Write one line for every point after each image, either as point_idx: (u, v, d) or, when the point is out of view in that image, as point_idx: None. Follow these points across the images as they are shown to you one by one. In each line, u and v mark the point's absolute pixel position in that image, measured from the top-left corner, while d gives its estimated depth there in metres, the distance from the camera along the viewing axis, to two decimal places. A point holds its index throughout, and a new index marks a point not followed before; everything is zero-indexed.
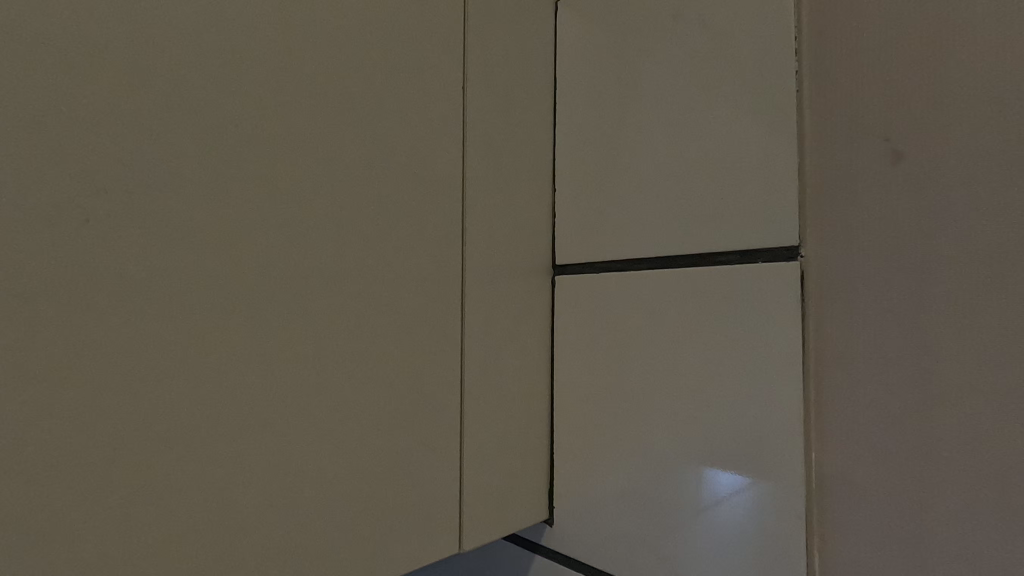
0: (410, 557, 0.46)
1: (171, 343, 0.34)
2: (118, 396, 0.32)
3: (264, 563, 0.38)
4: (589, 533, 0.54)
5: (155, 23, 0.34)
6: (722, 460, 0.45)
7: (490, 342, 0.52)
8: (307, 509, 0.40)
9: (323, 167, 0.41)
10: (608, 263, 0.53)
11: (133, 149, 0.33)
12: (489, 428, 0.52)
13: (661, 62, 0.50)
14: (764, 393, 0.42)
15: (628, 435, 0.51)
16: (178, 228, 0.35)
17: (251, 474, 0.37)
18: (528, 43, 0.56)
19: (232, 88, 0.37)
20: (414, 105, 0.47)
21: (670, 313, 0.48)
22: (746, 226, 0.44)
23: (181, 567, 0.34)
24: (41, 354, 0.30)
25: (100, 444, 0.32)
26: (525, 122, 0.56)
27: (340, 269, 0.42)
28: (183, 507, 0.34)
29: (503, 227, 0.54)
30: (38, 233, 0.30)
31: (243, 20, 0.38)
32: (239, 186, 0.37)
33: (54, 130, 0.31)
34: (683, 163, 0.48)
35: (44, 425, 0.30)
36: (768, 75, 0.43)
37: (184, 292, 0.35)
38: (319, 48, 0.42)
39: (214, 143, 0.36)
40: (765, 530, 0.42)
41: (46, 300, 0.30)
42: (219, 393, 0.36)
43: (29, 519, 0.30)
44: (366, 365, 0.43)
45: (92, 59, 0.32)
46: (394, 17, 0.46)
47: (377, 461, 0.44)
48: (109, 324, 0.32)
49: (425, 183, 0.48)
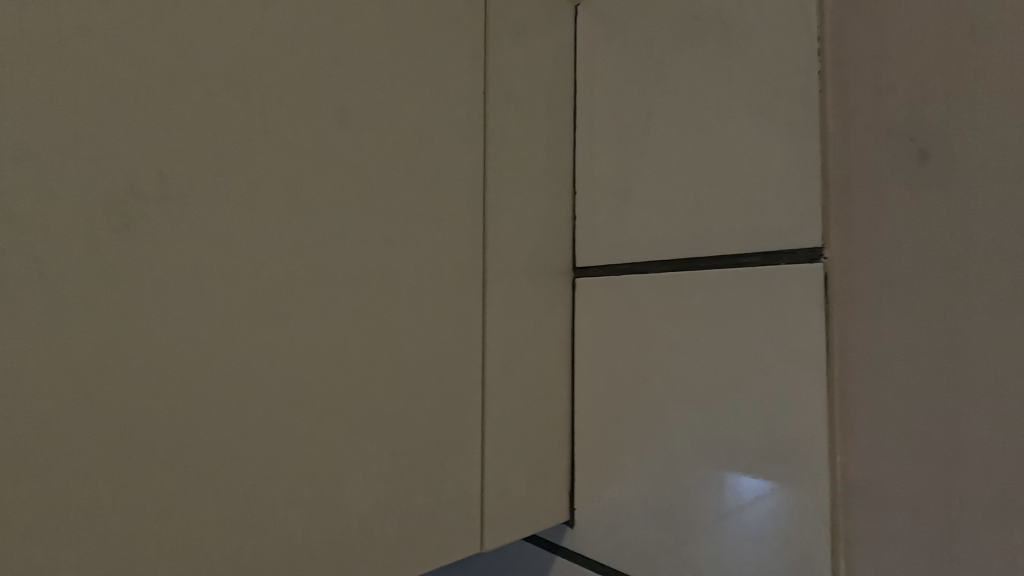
0: (432, 555, 0.47)
1: (203, 343, 0.36)
2: (154, 395, 0.34)
3: (291, 555, 0.39)
4: (610, 535, 0.54)
5: (189, 40, 0.36)
6: (745, 465, 0.44)
7: (510, 343, 0.53)
8: (332, 505, 0.41)
9: (346, 173, 0.43)
10: (629, 265, 0.53)
11: (169, 159, 0.35)
12: (509, 429, 0.52)
13: (681, 64, 0.50)
14: (787, 397, 0.42)
15: (649, 437, 0.51)
16: (210, 235, 0.36)
17: (278, 469, 0.39)
18: (547, 47, 0.57)
19: (259, 99, 0.39)
20: (434, 111, 0.48)
21: (691, 315, 0.48)
22: (768, 227, 0.44)
23: (214, 557, 0.36)
24: (86, 353, 0.32)
25: (138, 439, 0.34)
26: (546, 126, 0.56)
27: (363, 273, 0.43)
28: (213, 503, 0.36)
29: (524, 230, 0.54)
30: (83, 239, 0.32)
31: (271, 36, 0.39)
32: (266, 194, 0.39)
33: (99, 142, 0.33)
34: (703, 164, 0.48)
35: (88, 420, 0.32)
36: (790, 75, 0.43)
37: (214, 294, 0.36)
38: (343, 59, 0.43)
39: (243, 151, 0.38)
40: (789, 537, 0.41)
41: (90, 302, 0.32)
42: (247, 391, 0.38)
43: (74, 507, 0.32)
44: (389, 365, 0.45)
45: (131, 75, 0.34)
46: (416, 25, 0.47)
47: (399, 460, 0.45)
48: (144, 326, 0.34)
49: (446, 188, 0.48)
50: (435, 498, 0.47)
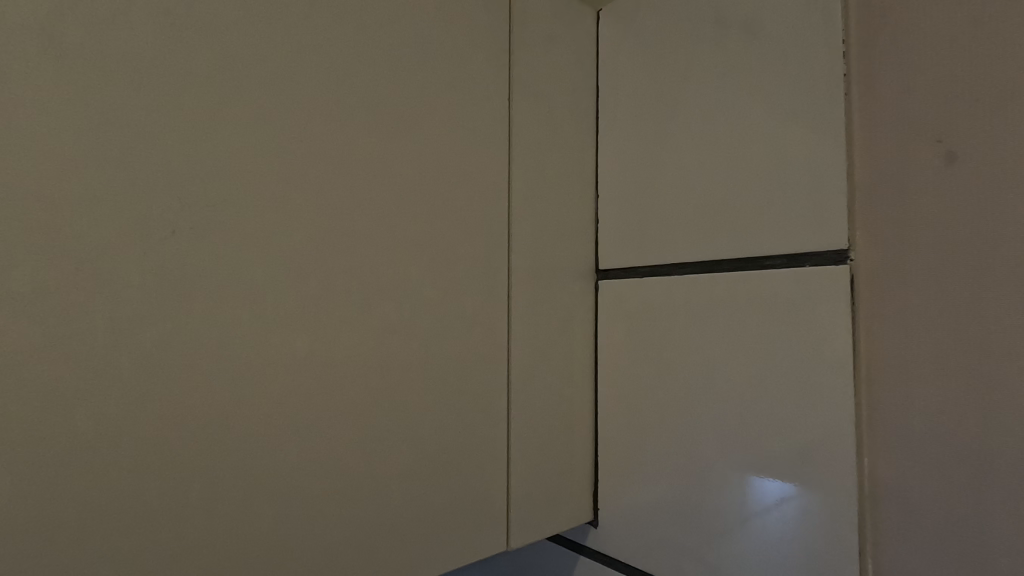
0: (459, 553, 0.48)
1: (244, 344, 0.37)
2: (197, 394, 0.35)
3: (325, 550, 0.41)
4: (633, 536, 0.54)
5: (230, 52, 0.37)
6: (769, 468, 0.44)
7: (535, 344, 0.53)
8: (364, 502, 0.42)
9: (378, 179, 0.44)
10: (653, 268, 0.54)
11: (211, 166, 0.36)
12: (534, 429, 0.53)
13: (705, 68, 0.50)
14: (814, 400, 0.42)
15: (673, 438, 0.51)
16: (249, 239, 0.38)
17: (313, 467, 0.40)
18: (570, 52, 0.57)
19: (296, 108, 0.40)
20: (461, 117, 0.49)
21: (715, 317, 0.48)
22: (794, 229, 0.44)
23: (253, 552, 0.37)
24: (135, 355, 0.33)
25: (183, 438, 0.35)
26: (569, 130, 0.57)
27: (393, 276, 0.44)
28: (252, 501, 0.37)
29: (548, 233, 0.55)
30: (131, 244, 0.33)
31: (307, 47, 0.41)
32: (303, 200, 0.40)
33: (146, 150, 0.34)
34: (727, 167, 0.48)
35: (136, 419, 0.33)
36: (815, 77, 0.43)
37: (254, 297, 0.38)
38: (374, 68, 0.44)
39: (281, 158, 0.39)
40: (814, 540, 0.41)
41: (139, 304, 0.33)
42: (285, 391, 0.39)
43: (122, 504, 0.33)
44: (418, 365, 0.46)
45: (177, 86, 0.35)
46: (444, 33, 0.48)
47: (427, 459, 0.46)
48: (190, 329, 0.35)
49: (472, 192, 0.49)
50: (462, 496, 0.48)
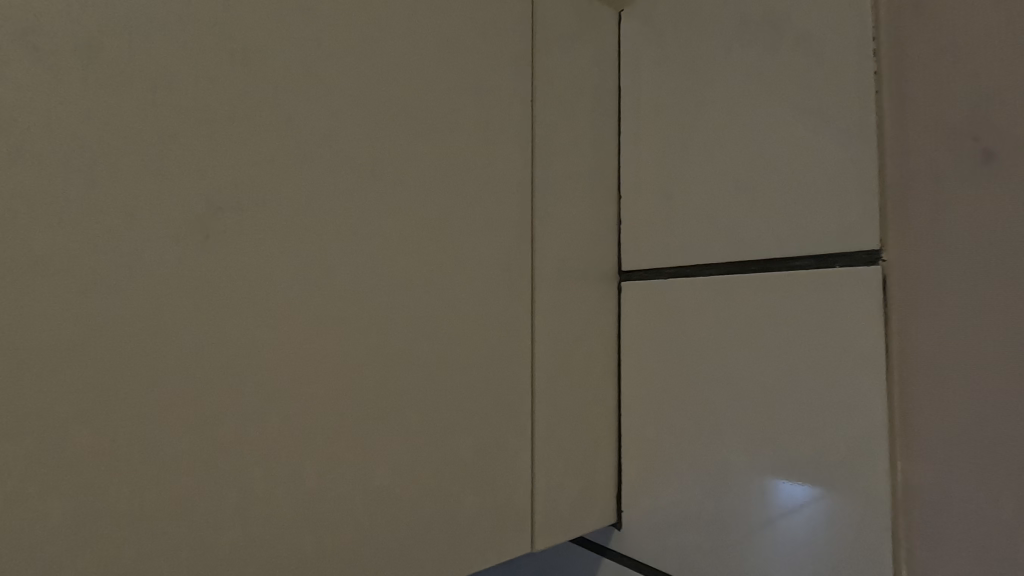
0: (483, 553, 0.48)
1: (274, 346, 0.38)
2: (229, 395, 0.36)
3: (353, 548, 0.41)
4: (656, 538, 0.54)
5: (260, 59, 0.38)
6: (791, 472, 0.44)
7: (558, 345, 0.53)
8: (390, 501, 0.43)
9: (402, 182, 0.44)
10: (677, 269, 0.53)
11: (241, 171, 0.37)
12: (557, 430, 0.53)
13: (729, 68, 0.50)
14: (844, 404, 0.41)
15: (699, 441, 0.51)
16: (278, 243, 0.38)
17: (340, 466, 0.41)
18: (593, 53, 0.57)
19: (323, 114, 0.41)
20: (484, 119, 0.49)
21: (740, 319, 0.48)
22: (823, 229, 0.43)
23: (282, 549, 0.38)
24: (170, 356, 0.34)
25: (215, 437, 0.36)
26: (591, 131, 0.57)
27: (418, 278, 0.45)
28: (282, 499, 0.38)
29: (570, 234, 0.55)
30: (167, 249, 0.34)
31: (333, 53, 0.41)
32: (329, 204, 0.41)
33: (181, 157, 0.35)
34: (752, 167, 0.48)
35: (171, 419, 0.34)
36: (844, 75, 0.42)
37: (283, 300, 0.38)
38: (398, 73, 0.45)
39: (309, 163, 0.40)
40: (837, 544, 0.41)
41: (175, 307, 0.34)
42: (313, 392, 0.40)
43: (158, 502, 0.34)
44: (442, 367, 0.46)
45: (209, 93, 0.36)
46: (467, 36, 0.48)
47: (451, 459, 0.46)
48: (222, 331, 0.36)
49: (495, 194, 0.50)
50: (486, 497, 0.48)
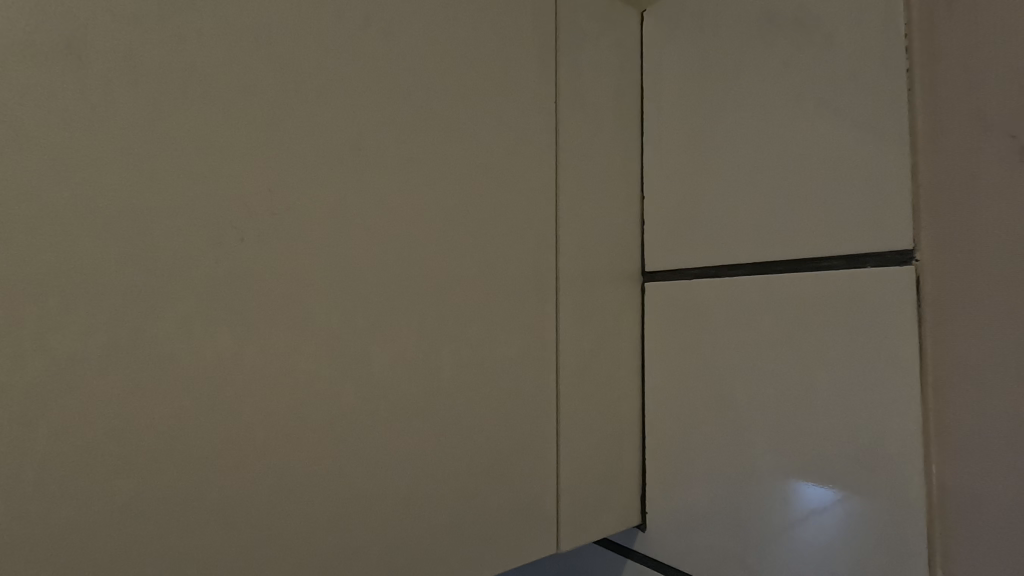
0: (510, 554, 0.48)
1: (307, 347, 0.39)
2: (264, 395, 0.37)
3: (383, 547, 0.42)
4: (682, 540, 0.54)
5: (293, 65, 0.39)
6: (813, 475, 0.44)
7: (582, 345, 0.53)
8: (420, 500, 0.43)
9: (430, 185, 0.45)
10: (702, 270, 0.53)
11: (275, 175, 0.38)
12: (582, 431, 0.53)
13: (755, 67, 0.50)
14: (875, 406, 0.40)
15: (725, 442, 0.50)
16: (311, 246, 0.39)
17: (371, 466, 0.41)
18: (615, 54, 0.57)
19: (354, 117, 0.41)
20: (509, 121, 0.49)
21: (766, 319, 0.48)
22: (853, 229, 0.42)
23: (315, 548, 0.39)
24: (207, 357, 0.35)
25: (251, 435, 0.36)
26: (614, 132, 0.57)
27: (446, 280, 0.45)
28: (316, 498, 0.39)
29: (594, 235, 0.55)
30: (204, 251, 0.35)
31: (362, 57, 0.42)
32: (360, 207, 0.41)
33: (217, 161, 0.36)
34: (779, 166, 0.47)
35: (208, 419, 0.35)
36: (875, 72, 0.42)
37: (316, 302, 0.39)
38: (426, 77, 0.45)
39: (340, 167, 0.41)
40: (859, 547, 0.41)
41: (212, 309, 0.35)
42: (344, 392, 0.40)
43: (195, 501, 0.34)
44: (470, 367, 0.46)
45: (244, 99, 0.37)
46: (492, 39, 0.49)
47: (479, 459, 0.47)
48: (258, 332, 0.37)
49: (520, 195, 0.50)
50: (513, 497, 0.49)
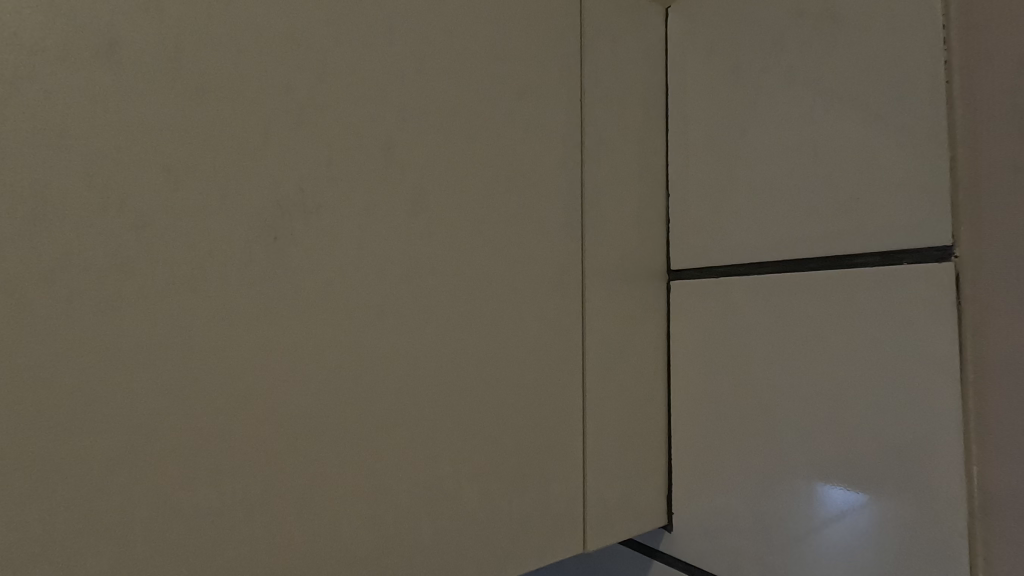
0: (536, 552, 0.48)
1: (337, 345, 0.39)
2: (297, 392, 0.37)
3: (412, 543, 0.42)
4: (709, 542, 0.53)
5: (323, 66, 0.39)
6: (838, 477, 0.44)
7: (608, 344, 0.53)
8: (448, 497, 0.44)
9: (457, 184, 0.45)
10: (730, 267, 0.52)
11: (307, 175, 0.38)
12: (608, 430, 0.53)
13: (783, 60, 0.49)
14: (910, 405, 0.40)
15: (754, 443, 0.50)
16: (342, 244, 0.40)
17: (399, 463, 0.42)
18: (640, 50, 0.57)
19: (383, 118, 0.42)
20: (534, 119, 0.49)
21: (795, 318, 0.47)
22: (888, 225, 0.42)
23: (346, 543, 0.39)
24: (242, 355, 0.35)
25: (284, 432, 0.37)
26: (639, 129, 0.56)
27: (472, 278, 0.45)
28: (346, 494, 0.39)
29: (620, 233, 0.54)
30: (240, 250, 0.36)
31: (391, 58, 0.42)
32: (389, 206, 0.42)
33: (251, 162, 0.36)
34: (809, 161, 0.46)
35: (243, 415, 0.35)
36: (910, 64, 0.41)
37: (346, 300, 0.40)
38: (453, 76, 0.45)
39: (370, 167, 0.41)
40: (888, 550, 0.41)
41: (246, 307, 0.36)
42: (374, 389, 0.41)
43: (231, 495, 0.35)
44: (497, 365, 0.47)
45: (276, 100, 0.37)
46: (517, 37, 0.49)
47: (505, 458, 0.47)
48: (291, 330, 0.37)
49: (546, 193, 0.50)
50: (539, 495, 0.49)
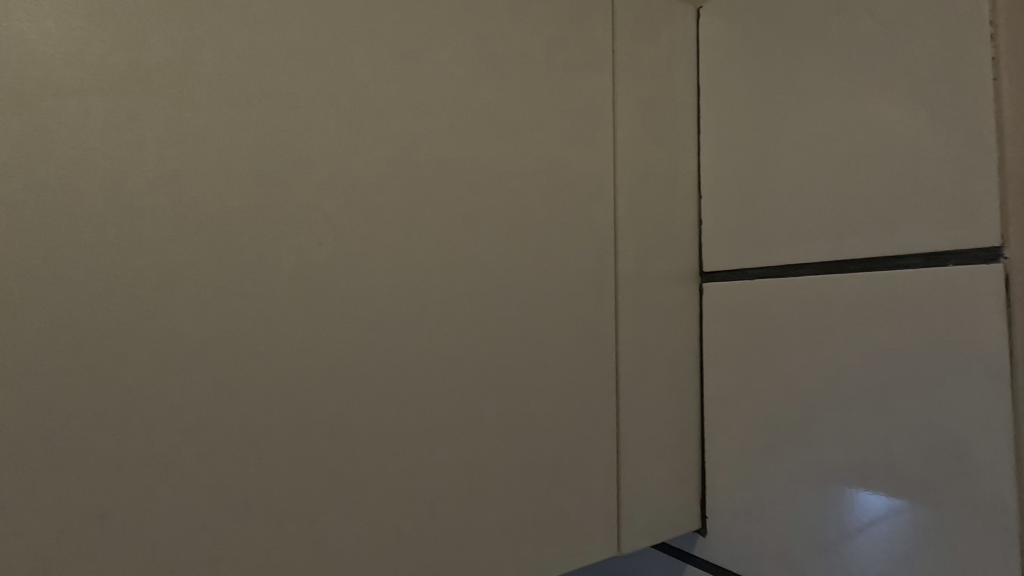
0: (570, 554, 0.48)
1: (378, 346, 0.40)
2: (341, 392, 0.39)
3: (448, 542, 0.43)
4: (743, 547, 0.52)
5: (366, 76, 0.41)
6: (875, 483, 0.43)
7: (641, 346, 0.53)
8: (484, 497, 0.44)
9: (494, 188, 0.46)
10: (765, 269, 0.52)
11: (351, 181, 0.39)
12: (642, 433, 0.53)
13: (820, 60, 0.48)
14: (955, 410, 0.39)
15: (790, 447, 0.49)
16: (382, 248, 0.41)
17: (437, 463, 0.42)
18: (673, 52, 0.57)
19: (421, 124, 0.43)
20: (567, 122, 0.50)
21: (833, 320, 0.46)
22: (932, 226, 0.41)
23: (385, 540, 0.40)
24: (289, 355, 0.37)
25: (329, 430, 0.38)
26: (672, 130, 0.56)
27: (509, 281, 0.46)
28: (386, 492, 0.40)
29: (652, 234, 0.54)
30: (288, 254, 0.37)
31: (428, 65, 0.43)
32: (427, 211, 0.43)
33: (297, 169, 0.37)
34: (846, 160, 0.46)
35: (290, 413, 0.37)
36: (954, 62, 0.40)
37: (387, 302, 0.41)
38: (489, 82, 0.46)
39: (408, 172, 0.42)
40: (926, 559, 0.40)
41: (293, 309, 0.37)
42: (415, 390, 0.41)
43: (277, 491, 0.36)
44: (532, 367, 0.47)
45: (321, 109, 0.39)
46: (551, 41, 0.49)
47: (540, 458, 0.47)
48: (335, 332, 0.38)
49: (579, 195, 0.50)
50: (573, 496, 0.49)
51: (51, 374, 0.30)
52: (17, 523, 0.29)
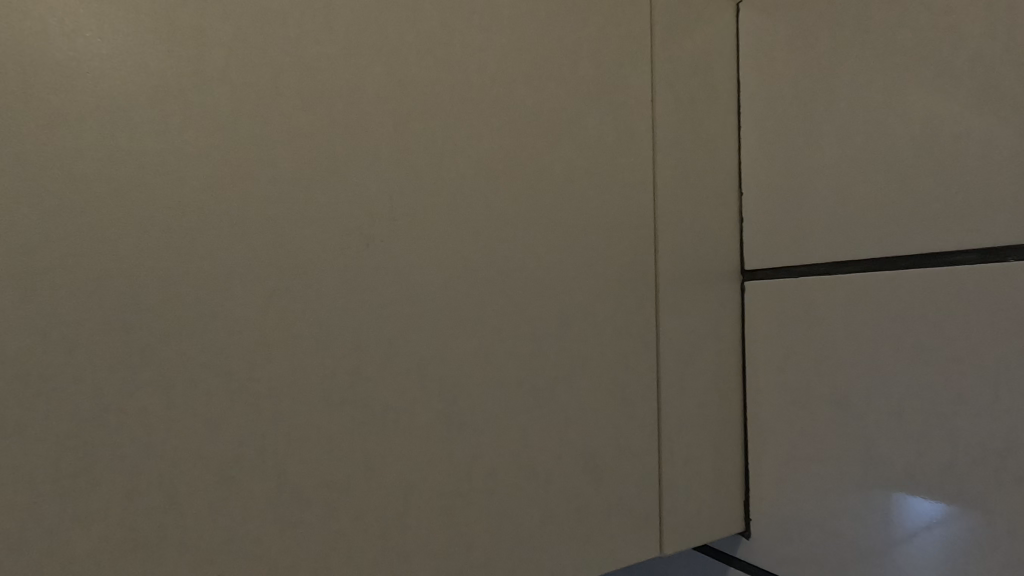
0: (611, 554, 0.48)
1: (421, 346, 0.41)
2: (387, 391, 0.39)
3: (491, 539, 0.43)
4: (787, 551, 0.51)
5: (408, 80, 0.41)
6: (926, 488, 0.42)
7: (680, 345, 0.52)
8: (525, 496, 0.45)
9: (532, 188, 0.46)
10: (809, 266, 0.50)
11: (394, 185, 0.40)
12: (682, 433, 0.52)
13: (867, 49, 0.46)
14: (1014, 415, 0.37)
15: (836, 449, 0.48)
16: (425, 250, 0.41)
17: (479, 461, 0.43)
18: (712, 46, 0.56)
19: (461, 126, 0.43)
20: (605, 120, 0.50)
21: (883, 318, 0.44)
22: (990, 220, 0.39)
23: (429, 537, 0.41)
24: (336, 355, 0.38)
25: (375, 428, 0.39)
26: (710, 126, 0.55)
27: (548, 281, 0.46)
28: (430, 490, 0.41)
29: (692, 231, 0.54)
30: (336, 257, 0.38)
31: (468, 68, 0.44)
32: (468, 213, 0.43)
33: (342, 174, 0.38)
34: (896, 153, 0.44)
35: (337, 411, 0.38)
36: (1015, 48, 0.38)
37: (429, 303, 0.41)
38: (528, 83, 0.46)
39: (449, 174, 0.42)
40: (980, 567, 0.38)
41: (340, 311, 0.38)
42: (457, 389, 0.42)
43: (327, 487, 0.37)
44: (571, 366, 0.47)
45: (366, 115, 0.39)
46: (589, 39, 0.49)
47: (581, 458, 0.47)
48: (380, 332, 0.39)
49: (616, 194, 0.50)
50: (613, 496, 0.49)
51: (121, 371, 0.32)
52: (93, 510, 0.31)
